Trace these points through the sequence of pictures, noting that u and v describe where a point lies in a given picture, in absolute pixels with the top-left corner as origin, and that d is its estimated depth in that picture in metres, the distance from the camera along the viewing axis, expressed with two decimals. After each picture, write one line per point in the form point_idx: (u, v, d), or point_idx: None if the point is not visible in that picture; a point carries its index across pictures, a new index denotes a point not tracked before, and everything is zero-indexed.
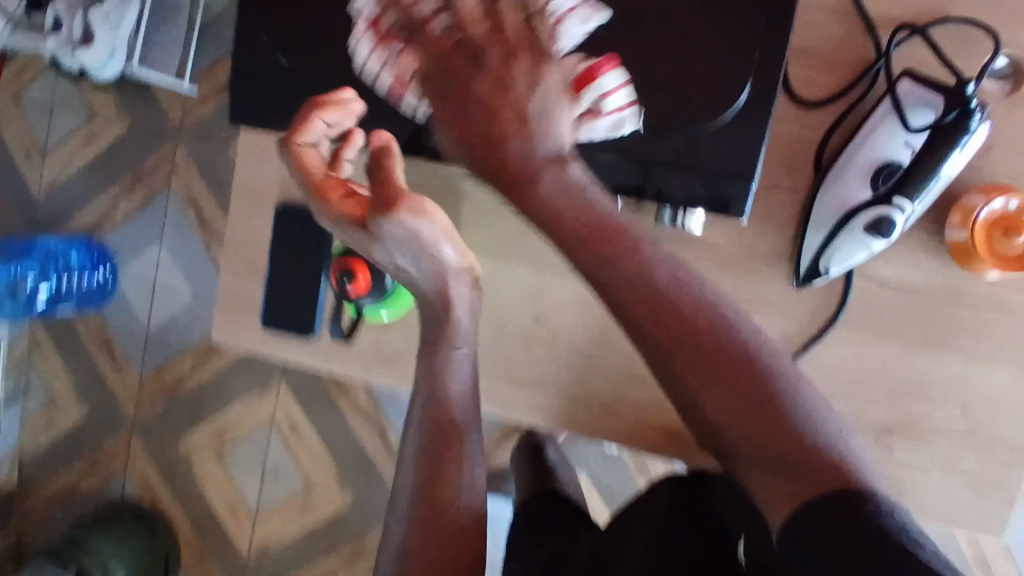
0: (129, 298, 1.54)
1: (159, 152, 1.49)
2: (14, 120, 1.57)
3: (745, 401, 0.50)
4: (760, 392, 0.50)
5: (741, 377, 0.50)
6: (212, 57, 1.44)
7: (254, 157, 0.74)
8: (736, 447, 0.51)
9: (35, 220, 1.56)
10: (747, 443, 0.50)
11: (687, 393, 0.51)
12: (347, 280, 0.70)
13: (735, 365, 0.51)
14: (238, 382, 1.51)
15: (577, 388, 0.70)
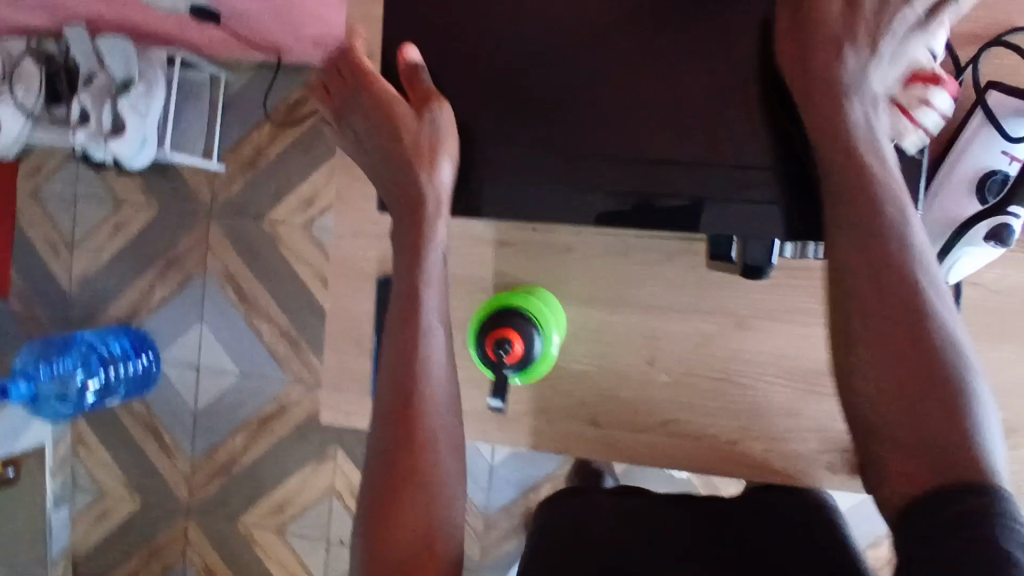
0: (173, 381, 1.52)
1: (192, 233, 1.49)
2: (37, 216, 1.56)
3: (913, 356, 0.46)
4: (930, 355, 0.46)
5: (911, 335, 0.46)
6: (237, 134, 1.45)
7: (350, 234, 0.74)
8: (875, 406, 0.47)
9: (68, 315, 1.55)
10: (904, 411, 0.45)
11: (875, 330, 0.47)
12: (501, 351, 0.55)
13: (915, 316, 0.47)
14: (293, 455, 1.48)
15: (703, 425, 0.71)
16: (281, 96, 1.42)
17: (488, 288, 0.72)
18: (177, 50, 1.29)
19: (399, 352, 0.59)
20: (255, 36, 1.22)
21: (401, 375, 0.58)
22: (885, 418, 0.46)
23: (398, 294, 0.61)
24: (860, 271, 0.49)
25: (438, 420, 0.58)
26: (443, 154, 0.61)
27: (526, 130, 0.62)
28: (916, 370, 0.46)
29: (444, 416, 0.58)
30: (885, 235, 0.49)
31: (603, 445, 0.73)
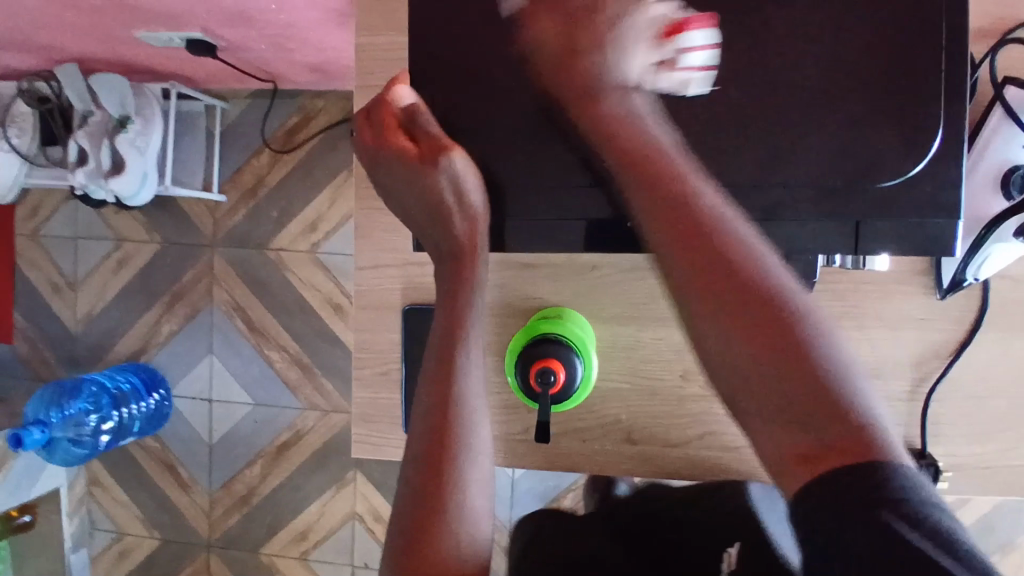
0: (186, 415, 1.51)
1: (196, 265, 1.48)
2: (37, 258, 1.55)
3: (761, 323, 0.47)
4: (784, 335, 0.46)
5: (757, 320, 0.47)
6: (235, 163, 1.45)
7: (371, 267, 0.74)
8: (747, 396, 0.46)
9: (75, 356, 1.54)
10: (776, 397, 0.45)
11: (733, 321, 0.47)
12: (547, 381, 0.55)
13: (745, 290, 0.48)
14: (311, 482, 1.47)
15: (740, 436, 0.71)
16: (278, 122, 1.42)
17: (515, 311, 0.71)
18: (172, 83, 1.28)
19: (438, 383, 0.58)
20: (251, 66, 1.22)
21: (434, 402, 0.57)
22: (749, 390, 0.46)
23: (439, 333, 0.59)
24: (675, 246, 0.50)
25: (469, 450, 0.57)
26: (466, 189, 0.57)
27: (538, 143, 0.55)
28: (760, 344, 0.46)
29: (475, 458, 0.57)
30: (721, 222, 0.50)
31: (640, 462, 0.72)
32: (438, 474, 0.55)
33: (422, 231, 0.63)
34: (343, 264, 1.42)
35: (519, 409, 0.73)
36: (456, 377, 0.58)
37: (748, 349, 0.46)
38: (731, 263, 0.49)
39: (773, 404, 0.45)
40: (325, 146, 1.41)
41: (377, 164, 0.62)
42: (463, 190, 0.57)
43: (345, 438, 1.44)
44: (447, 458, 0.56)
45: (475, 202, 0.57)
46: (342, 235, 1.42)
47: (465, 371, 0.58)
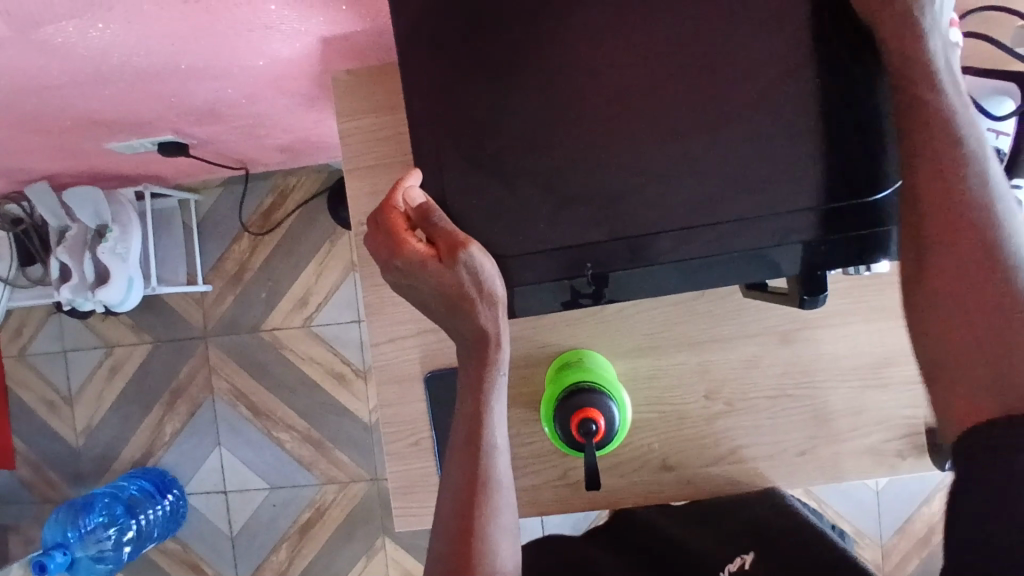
0: (203, 511, 1.49)
1: (192, 359, 1.47)
2: (28, 378, 1.53)
3: (975, 281, 0.49)
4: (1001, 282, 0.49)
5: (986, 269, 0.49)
6: (217, 251, 1.45)
7: (387, 340, 0.75)
8: (941, 335, 0.50)
9: (80, 471, 1.51)
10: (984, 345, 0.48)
11: (948, 254, 0.50)
12: (593, 425, 0.59)
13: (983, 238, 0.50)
14: (341, 556, 1.45)
15: (771, 444, 0.73)
16: (255, 205, 1.43)
17: (535, 360, 0.73)
18: (144, 185, 1.29)
19: (466, 470, 0.57)
20: (223, 156, 1.23)
21: (461, 488, 0.57)
22: (957, 335, 0.49)
23: (467, 413, 0.59)
24: (934, 227, 0.51)
25: (502, 531, 0.56)
26: (493, 277, 0.56)
27: (531, 207, 0.58)
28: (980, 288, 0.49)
29: (501, 539, 0.56)
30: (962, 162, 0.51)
31: (680, 486, 0.74)
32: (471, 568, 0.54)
33: (438, 321, 0.60)
34: (339, 333, 1.43)
35: (554, 454, 0.74)
36: (484, 460, 0.57)
37: (965, 322, 0.49)
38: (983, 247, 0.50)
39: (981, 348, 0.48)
40: (303, 221, 1.42)
41: (386, 269, 0.57)
42: (482, 279, 0.56)
43: (367, 506, 1.43)
44: (481, 543, 0.55)
45: (492, 289, 0.56)
46: (334, 304, 1.43)
47: (495, 450, 0.58)
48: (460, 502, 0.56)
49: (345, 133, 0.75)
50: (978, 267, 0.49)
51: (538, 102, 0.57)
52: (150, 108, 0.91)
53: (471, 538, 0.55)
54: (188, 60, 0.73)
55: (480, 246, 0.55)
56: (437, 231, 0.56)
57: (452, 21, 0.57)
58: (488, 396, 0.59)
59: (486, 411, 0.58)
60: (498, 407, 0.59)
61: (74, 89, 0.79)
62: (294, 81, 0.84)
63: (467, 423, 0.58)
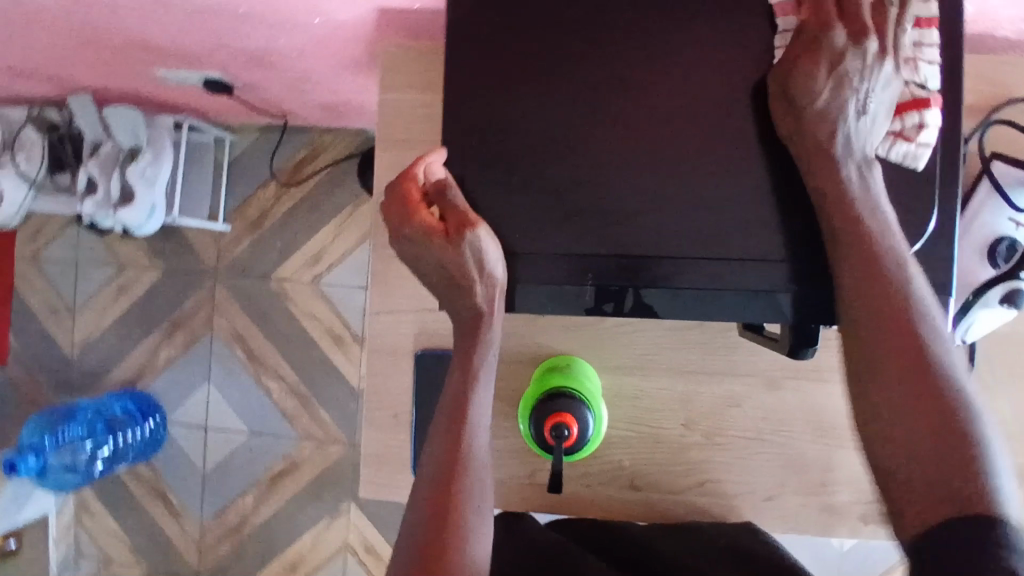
0: (180, 442, 1.51)
1: (198, 294, 1.50)
2: (36, 282, 1.56)
3: (899, 371, 0.50)
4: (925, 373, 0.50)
5: (906, 360, 0.50)
6: (241, 194, 1.47)
7: (386, 311, 0.76)
8: (876, 431, 0.50)
9: (70, 381, 1.55)
10: (922, 440, 0.48)
11: (872, 346, 0.52)
12: (564, 428, 0.60)
13: (905, 328, 0.51)
14: (305, 512, 1.47)
15: (739, 484, 0.73)
16: (286, 157, 1.45)
17: (525, 358, 0.74)
18: (184, 117, 1.31)
19: (448, 446, 0.58)
20: (266, 103, 1.25)
21: (442, 464, 0.58)
22: (889, 425, 0.49)
23: (452, 391, 0.60)
24: (863, 325, 0.52)
25: (476, 509, 0.57)
26: (496, 262, 0.59)
27: (545, 210, 0.60)
28: (907, 381, 0.50)
29: (480, 515, 0.57)
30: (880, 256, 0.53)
31: (642, 507, 0.74)
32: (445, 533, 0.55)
33: (442, 301, 0.64)
34: (344, 295, 1.45)
35: (526, 452, 0.75)
36: (465, 437, 0.59)
37: (893, 419, 0.49)
38: (910, 346, 0.51)
39: (919, 444, 0.48)
40: (331, 180, 1.44)
41: (396, 236, 0.62)
42: (483, 263, 0.59)
43: (339, 470, 1.45)
44: (459, 517, 0.56)
45: (491, 272, 0.59)
46: (345, 267, 1.45)
47: (476, 427, 0.59)
48: (441, 477, 0.57)
49: (383, 105, 0.76)
50: (898, 361, 0.50)
51: (569, 118, 0.60)
52: (201, 44, 0.93)
53: (452, 510, 0.56)
54: (248, 4, 0.74)
55: (484, 230, 0.58)
56: (450, 211, 0.59)
57: (504, 24, 0.60)
58: (473, 377, 0.61)
59: (471, 390, 0.60)
60: (481, 390, 0.61)
61: (132, 11, 0.81)
62: (346, 44, 0.85)
63: (451, 406, 0.60)
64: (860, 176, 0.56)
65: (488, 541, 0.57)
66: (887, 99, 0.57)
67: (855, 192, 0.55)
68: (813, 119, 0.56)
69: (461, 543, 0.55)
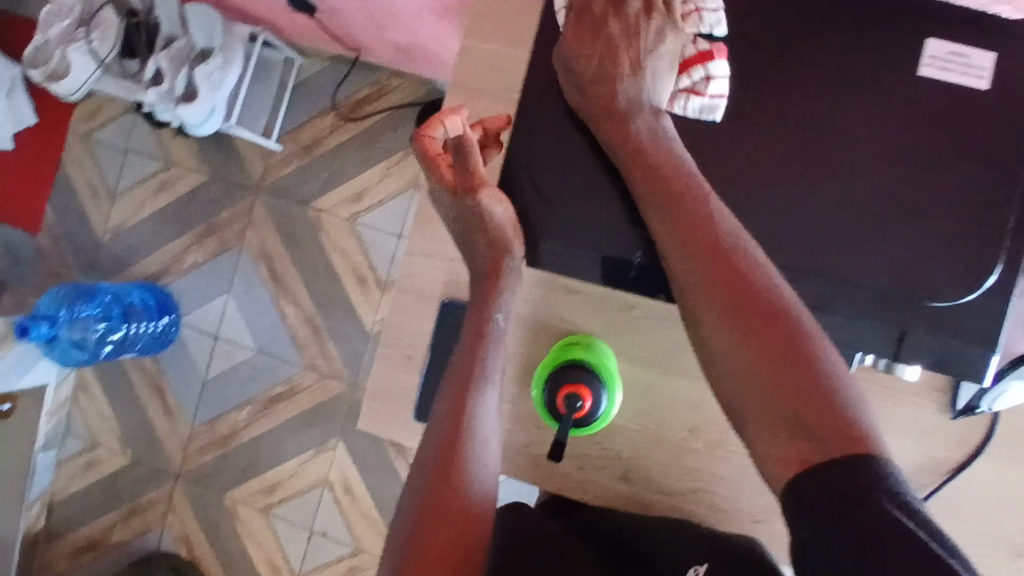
0: (188, 345, 1.54)
1: (236, 206, 1.51)
2: (83, 160, 1.58)
3: (740, 326, 0.58)
4: (768, 324, 0.58)
5: (745, 315, 0.58)
6: (298, 119, 1.48)
7: (422, 254, 0.77)
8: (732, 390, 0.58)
9: (96, 263, 1.57)
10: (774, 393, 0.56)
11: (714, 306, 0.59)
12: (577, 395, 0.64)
13: (741, 279, 0.59)
14: (293, 439, 1.49)
15: (730, 500, 0.73)
16: (350, 91, 1.45)
17: (547, 328, 0.74)
18: (261, 29, 1.31)
19: (457, 401, 0.64)
20: (343, 33, 1.25)
21: (452, 418, 0.63)
22: (744, 386, 0.57)
23: (464, 352, 0.66)
24: (704, 279, 0.60)
25: (480, 457, 0.62)
26: (507, 224, 0.68)
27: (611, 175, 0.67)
28: (749, 336, 0.58)
29: (482, 465, 0.62)
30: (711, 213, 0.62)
31: (629, 501, 0.74)
32: (449, 483, 0.60)
33: (466, 255, 0.72)
34: (376, 238, 1.46)
35: (527, 422, 0.75)
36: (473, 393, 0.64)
37: (743, 372, 0.57)
38: (750, 297, 0.59)
39: (774, 396, 0.56)
40: (388, 123, 1.44)
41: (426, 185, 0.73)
42: (494, 223, 0.68)
43: (335, 406, 1.47)
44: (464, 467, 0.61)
45: (510, 242, 0.68)
46: (384, 211, 1.45)
47: (487, 384, 0.65)
48: (448, 429, 0.62)
49: (463, 51, 0.75)
50: (737, 318, 0.58)
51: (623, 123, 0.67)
52: None
53: (458, 459, 0.61)
54: None
55: (495, 193, 0.67)
56: (466, 169, 0.69)
57: None
58: (487, 340, 0.67)
59: (482, 350, 0.66)
60: (494, 353, 0.67)
61: None
62: None
63: (463, 363, 0.66)
64: (653, 129, 0.67)
65: (490, 486, 0.62)
66: (673, 51, 0.69)
67: (669, 149, 0.65)
68: (592, 92, 0.68)
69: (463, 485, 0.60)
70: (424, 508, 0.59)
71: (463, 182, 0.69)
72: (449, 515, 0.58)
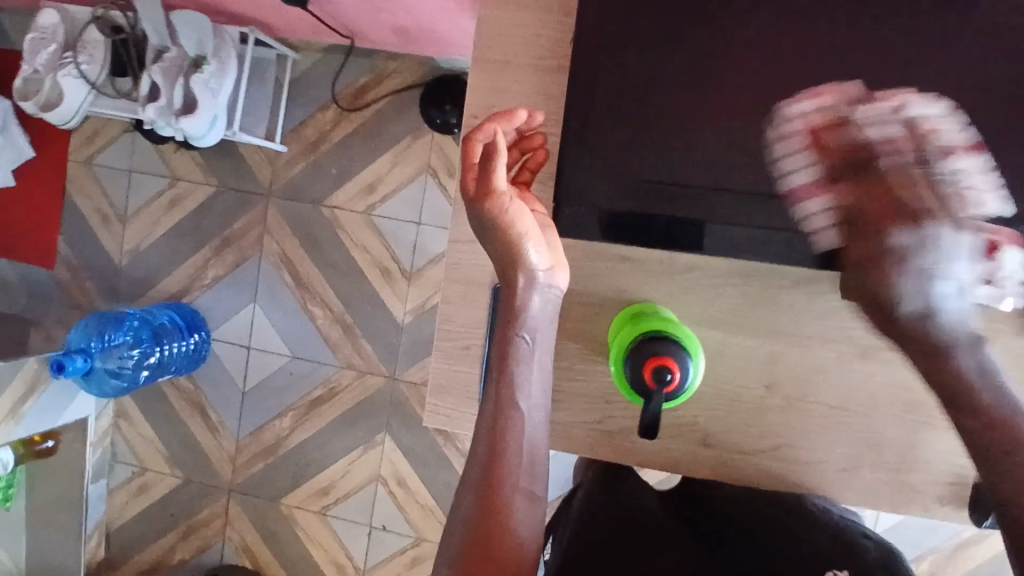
0: (222, 359, 1.52)
1: (250, 213, 1.48)
2: (89, 187, 1.55)
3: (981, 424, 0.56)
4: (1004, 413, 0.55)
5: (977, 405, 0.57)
6: (301, 116, 1.44)
7: (466, 241, 0.74)
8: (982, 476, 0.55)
9: (117, 289, 1.55)
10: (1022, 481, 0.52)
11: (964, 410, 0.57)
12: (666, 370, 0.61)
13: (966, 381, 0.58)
14: (340, 439, 1.48)
15: (814, 452, 0.71)
16: (349, 80, 1.41)
17: (607, 301, 0.72)
18: (251, 29, 1.27)
19: (490, 419, 0.59)
20: (337, 20, 1.21)
21: (486, 438, 0.59)
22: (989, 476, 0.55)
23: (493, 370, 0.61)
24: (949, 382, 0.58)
25: (522, 489, 0.57)
26: (521, 236, 0.60)
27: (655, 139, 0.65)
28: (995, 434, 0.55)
29: (519, 488, 0.57)
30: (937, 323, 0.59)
31: (712, 465, 0.73)
32: (492, 527, 0.54)
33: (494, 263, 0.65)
34: (396, 229, 1.43)
35: (596, 399, 0.73)
36: (504, 412, 0.59)
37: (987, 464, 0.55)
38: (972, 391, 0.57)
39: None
40: (392, 109, 1.40)
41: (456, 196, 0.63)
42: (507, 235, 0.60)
43: (378, 401, 1.45)
44: (499, 493, 0.56)
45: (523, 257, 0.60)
46: (400, 200, 1.42)
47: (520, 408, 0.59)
48: (483, 452, 0.58)
49: (483, 22, 0.72)
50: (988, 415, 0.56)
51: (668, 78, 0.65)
52: None
53: (492, 483, 0.56)
54: None
55: (505, 200, 0.59)
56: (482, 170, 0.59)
57: None
58: (518, 358, 0.61)
59: (513, 369, 0.60)
60: (527, 369, 0.61)
61: None
62: None
63: (498, 394, 0.60)
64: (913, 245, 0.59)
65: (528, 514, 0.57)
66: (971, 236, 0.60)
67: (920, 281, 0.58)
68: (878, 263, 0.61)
69: (498, 512, 0.55)
70: (461, 537, 0.55)
71: (477, 187, 0.60)
72: (490, 545, 0.54)
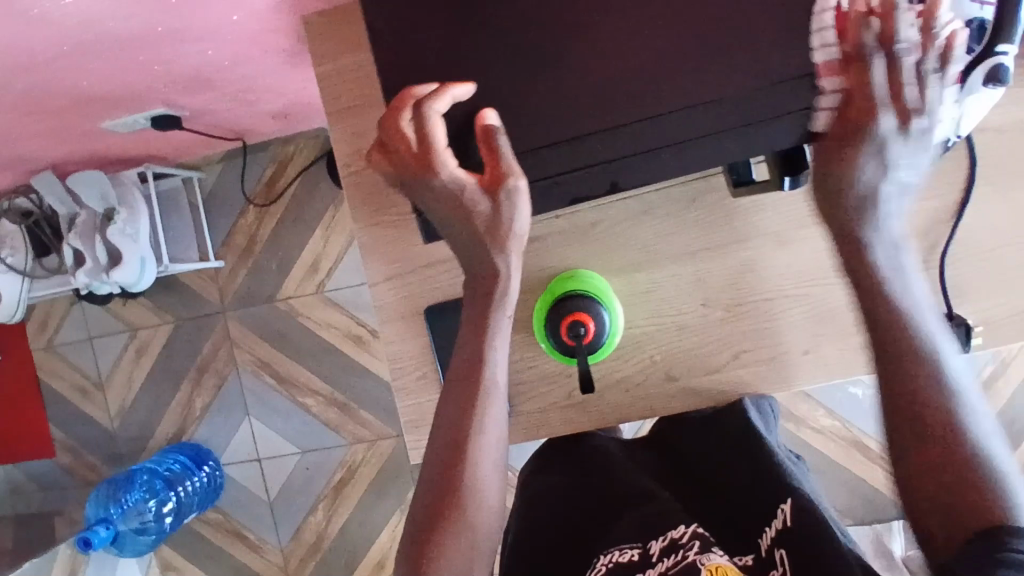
0: (239, 479, 1.53)
1: (214, 335, 1.51)
2: (59, 368, 1.58)
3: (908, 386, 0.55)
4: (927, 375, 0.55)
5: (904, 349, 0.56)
6: (226, 227, 1.48)
7: (385, 278, 0.76)
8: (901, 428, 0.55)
9: (119, 453, 1.57)
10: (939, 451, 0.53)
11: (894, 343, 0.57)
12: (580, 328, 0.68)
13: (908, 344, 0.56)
14: (375, 512, 1.48)
15: (773, 345, 0.73)
16: (256, 178, 1.45)
17: (531, 283, 0.74)
18: (145, 166, 1.30)
19: (460, 401, 0.62)
20: (217, 128, 1.24)
21: (458, 417, 0.61)
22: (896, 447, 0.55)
23: (465, 355, 0.64)
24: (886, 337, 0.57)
25: (491, 458, 0.61)
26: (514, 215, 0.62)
27: None
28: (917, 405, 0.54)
29: (489, 462, 0.60)
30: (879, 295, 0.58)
31: (686, 395, 0.74)
32: (452, 494, 0.58)
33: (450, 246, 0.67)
34: (351, 296, 1.45)
35: (557, 375, 0.75)
36: (483, 393, 0.62)
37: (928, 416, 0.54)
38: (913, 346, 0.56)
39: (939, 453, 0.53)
40: (305, 188, 1.44)
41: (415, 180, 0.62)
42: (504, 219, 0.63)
43: (396, 462, 1.46)
44: (468, 466, 0.59)
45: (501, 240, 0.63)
46: (344, 269, 1.44)
47: (491, 387, 0.62)
48: (456, 429, 0.61)
49: (320, 76, 0.74)
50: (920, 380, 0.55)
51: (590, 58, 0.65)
52: (134, 77, 0.93)
53: (462, 455, 0.59)
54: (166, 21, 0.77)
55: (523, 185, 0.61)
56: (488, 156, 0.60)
57: None
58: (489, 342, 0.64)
59: (485, 354, 0.63)
60: (496, 354, 0.64)
61: (58, 59, 0.81)
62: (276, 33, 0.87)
63: (469, 374, 0.63)
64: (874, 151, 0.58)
65: (495, 483, 0.60)
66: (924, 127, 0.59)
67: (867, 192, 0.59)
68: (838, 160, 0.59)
69: (466, 479, 0.59)
70: (427, 499, 0.59)
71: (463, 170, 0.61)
72: (454, 506, 0.58)
